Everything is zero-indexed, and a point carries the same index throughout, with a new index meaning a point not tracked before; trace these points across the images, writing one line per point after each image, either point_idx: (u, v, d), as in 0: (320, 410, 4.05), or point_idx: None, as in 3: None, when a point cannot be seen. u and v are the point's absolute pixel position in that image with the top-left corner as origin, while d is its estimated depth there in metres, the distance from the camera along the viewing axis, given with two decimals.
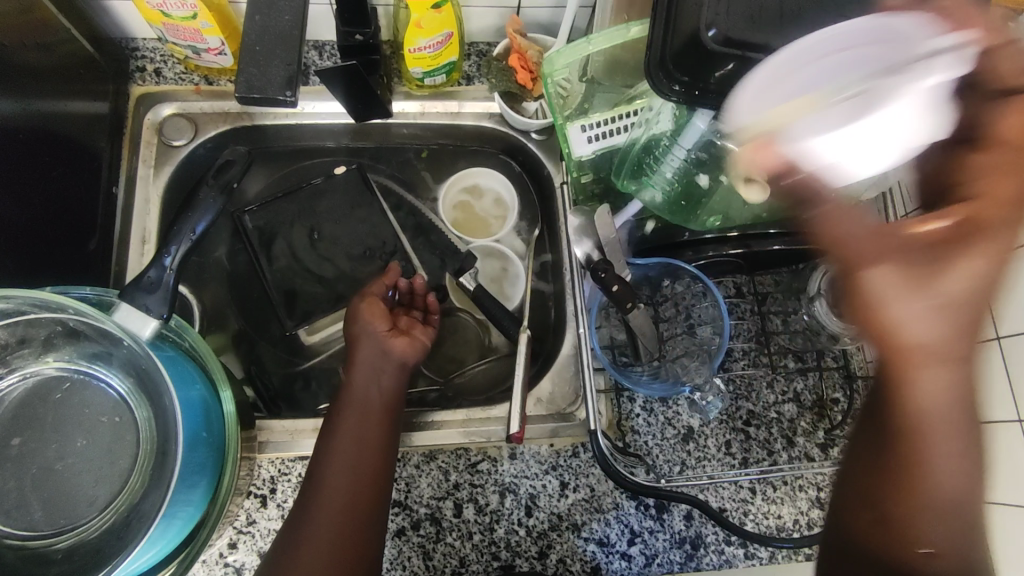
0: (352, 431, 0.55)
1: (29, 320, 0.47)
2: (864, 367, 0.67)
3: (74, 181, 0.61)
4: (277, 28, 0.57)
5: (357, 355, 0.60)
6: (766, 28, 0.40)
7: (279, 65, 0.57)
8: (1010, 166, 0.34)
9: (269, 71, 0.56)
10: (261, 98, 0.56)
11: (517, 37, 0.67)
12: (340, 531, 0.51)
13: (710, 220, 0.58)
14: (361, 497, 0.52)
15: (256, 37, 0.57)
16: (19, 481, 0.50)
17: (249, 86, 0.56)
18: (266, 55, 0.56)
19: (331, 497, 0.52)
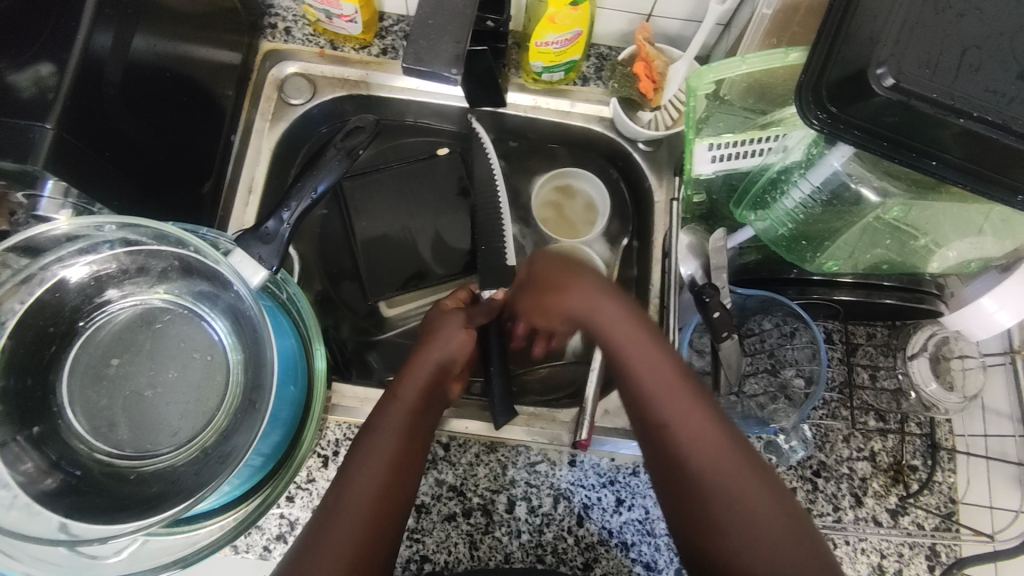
0: (410, 400, 0.56)
1: (150, 250, 0.50)
2: (950, 439, 0.64)
3: (202, 125, 0.62)
4: (451, 5, 0.55)
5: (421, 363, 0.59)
6: (943, 79, 0.36)
7: (449, 41, 0.54)
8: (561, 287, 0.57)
9: (436, 45, 0.54)
10: (427, 71, 0.54)
11: (642, 44, 0.67)
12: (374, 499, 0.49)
13: (828, 264, 0.54)
14: (397, 471, 0.52)
15: (430, 10, 0.54)
16: (111, 400, 0.52)
17: (416, 58, 0.54)
18: (438, 30, 0.54)
19: (387, 441, 0.53)
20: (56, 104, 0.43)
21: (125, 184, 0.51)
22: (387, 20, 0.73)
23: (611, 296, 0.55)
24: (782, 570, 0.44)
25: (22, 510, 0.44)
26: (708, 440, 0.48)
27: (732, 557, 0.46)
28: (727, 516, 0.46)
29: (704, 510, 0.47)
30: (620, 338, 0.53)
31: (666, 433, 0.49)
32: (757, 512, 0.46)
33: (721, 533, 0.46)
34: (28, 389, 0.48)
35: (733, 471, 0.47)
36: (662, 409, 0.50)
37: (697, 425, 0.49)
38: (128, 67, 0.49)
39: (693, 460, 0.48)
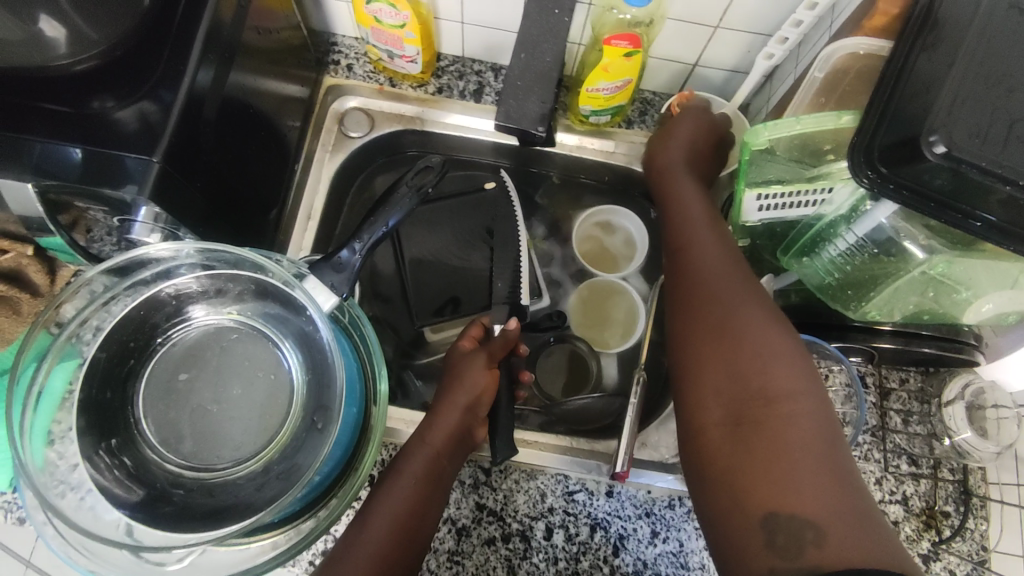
0: (434, 450, 0.57)
1: (228, 274, 0.53)
2: (983, 486, 0.65)
3: (273, 156, 0.66)
4: (539, 67, 0.58)
5: (448, 401, 0.60)
6: (993, 148, 0.39)
7: (536, 101, 0.57)
8: (692, 151, 0.65)
9: (524, 105, 0.57)
10: (515, 128, 0.57)
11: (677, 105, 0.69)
12: (378, 560, 0.51)
13: (873, 314, 0.55)
14: (407, 524, 0.53)
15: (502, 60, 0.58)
16: (179, 413, 0.54)
17: (505, 116, 0.57)
18: (526, 92, 0.57)
19: (402, 493, 0.54)
20: (161, 139, 0.47)
21: (209, 213, 0.54)
22: (444, 61, 0.78)
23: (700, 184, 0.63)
24: (776, 371, 0.46)
25: (88, 512, 0.48)
26: (724, 273, 0.52)
27: (732, 355, 0.47)
28: (732, 321, 0.49)
29: (713, 321, 0.50)
30: (686, 204, 0.61)
31: (693, 252, 0.56)
32: (762, 328, 0.48)
33: (732, 342, 0.48)
34: (108, 400, 0.51)
35: (750, 296, 0.50)
36: (693, 236, 0.57)
37: (722, 258, 0.54)
38: (220, 104, 0.53)
39: (703, 280, 0.53)
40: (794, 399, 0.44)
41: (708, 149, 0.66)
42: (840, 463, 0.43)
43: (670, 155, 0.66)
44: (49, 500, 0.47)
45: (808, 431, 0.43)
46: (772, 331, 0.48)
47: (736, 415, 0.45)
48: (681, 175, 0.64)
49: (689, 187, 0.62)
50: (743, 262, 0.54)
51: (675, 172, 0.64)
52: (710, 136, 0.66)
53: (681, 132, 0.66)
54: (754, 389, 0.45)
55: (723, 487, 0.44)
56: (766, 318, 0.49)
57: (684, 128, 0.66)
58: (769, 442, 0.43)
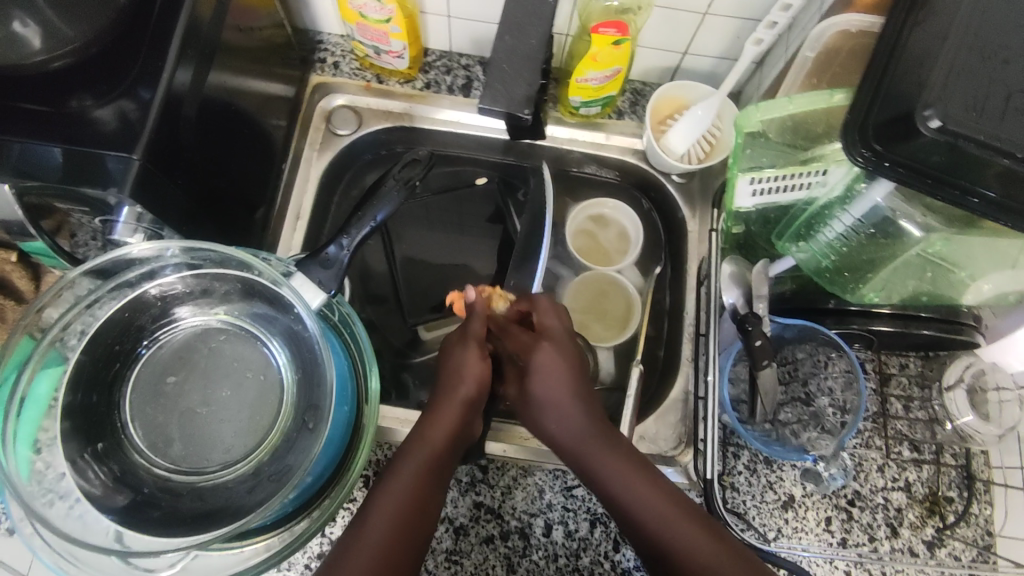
0: (434, 444, 0.55)
1: (214, 273, 0.52)
2: (986, 470, 0.64)
3: (259, 154, 0.65)
4: (522, 49, 0.57)
5: (446, 396, 0.58)
6: (989, 121, 0.38)
7: (522, 85, 0.57)
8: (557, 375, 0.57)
9: (510, 90, 0.56)
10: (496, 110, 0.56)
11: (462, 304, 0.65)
12: (389, 532, 0.50)
13: (869, 296, 0.56)
14: (408, 521, 0.51)
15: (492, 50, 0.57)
16: (167, 417, 0.53)
17: (490, 98, 0.56)
18: (512, 77, 0.57)
19: (399, 489, 0.52)
20: (141, 136, 0.46)
21: (193, 212, 0.53)
22: (431, 56, 0.77)
23: (552, 352, 0.58)
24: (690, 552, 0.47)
25: (79, 520, 0.47)
26: (615, 467, 0.52)
27: (652, 547, 0.49)
28: (645, 527, 0.49)
29: (626, 522, 0.51)
30: (545, 357, 0.57)
31: (551, 408, 0.56)
32: (654, 508, 0.50)
33: (643, 528, 0.50)
34: (94, 405, 0.50)
35: (642, 478, 0.51)
36: (551, 394, 0.56)
37: (602, 450, 0.53)
38: (201, 102, 0.51)
39: (627, 506, 0.51)
40: None
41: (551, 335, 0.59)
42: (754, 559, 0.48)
43: (546, 361, 0.57)
44: (37, 509, 0.45)
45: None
46: (655, 503, 0.50)
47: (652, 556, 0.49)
48: (536, 350, 0.58)
49: (552, 365, 0.57)
50: (598, 429, 0.54)
51: (527, 348, 0.59)
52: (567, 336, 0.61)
53: (542, 369, 0.57)
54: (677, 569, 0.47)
55: None
56: (655, 492, 0.50)
57: (551, 361, 0.57)
58: None
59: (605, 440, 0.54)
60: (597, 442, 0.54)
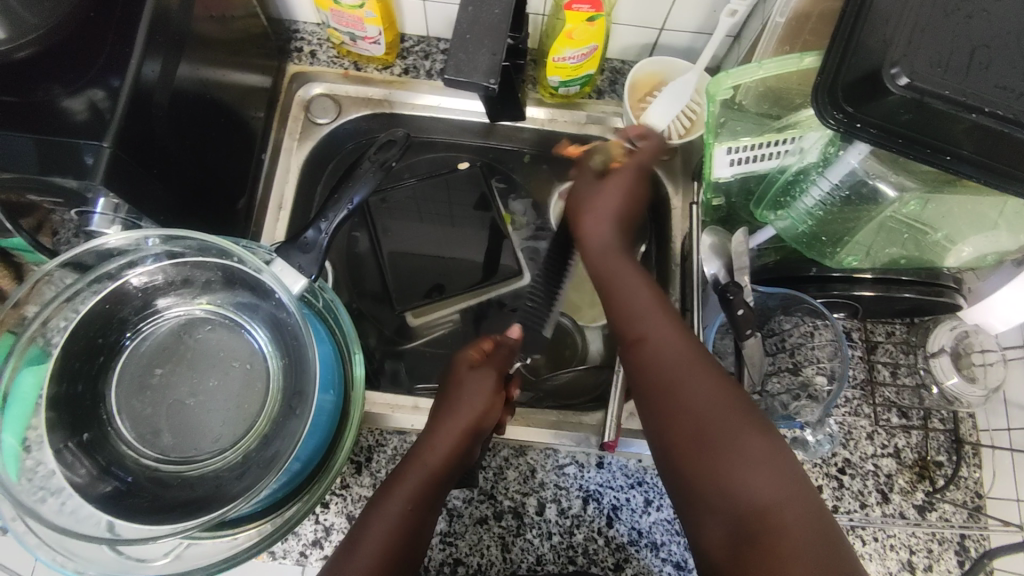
0: (430, 466, 0.53)
1: (194, 261, 0.52)
2: (974, 434, 0.64)
3: (237, 145, 0.65)
4: (485, 21, 0.57)
5: (446, 421, 0.56)
6: (954, 77, 0.39)
7: (485, 55, 0.57)
8: (622, 180, 0.59)
9: (473, 59, 0.56)
10: (468, 83, 0.56)
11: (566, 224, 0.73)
12: (377, 557, 0.49)
13: (849, 260, 0.56)
14: (395, 541, 0.50)
15: (467, 26, 0.57)
16: (155, 408, 0.53)
17: (456, 71, 0.56)
18: (475, 44, 0.57)
19: (390, 511, 0.51)
20: (112, 125, 0.45)
21: (170, 202, 0.53)
22: (408, 41, 0.77)
23: (612, 193, 0.59)
24: (706, 401, 0.47)
25: (71, 516, 0.46)
26: (627, 278, 0.56)
27: (676, 408, 0.48)
28: (667, 379, 0.49)
29: (653, 376, 0.50)
30: (594, 229, 0.59)
31: (609, 275, 0.57)
32: (699, 378, 0.48)
33: (666, 382, 0.49)
34: (79, 396, 0.50)
35: (668, 322, 0.52)
36: (614, 268, 0.57)
37: (645, 299, 0.54)
38: (173, 92, 0.51)
39: (657, 351, 0.51)
40: (732, 441, 0.45)
41: (639, 194, 0.60)
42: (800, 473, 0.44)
43: (609, 200, 0.59)
44: (30, 506, 0.45)
45: (755, 484, 0.43)
46: (693, 372, 0.48)
47: (671, 442, 0.47)
48: (613, 262, 0.57)
49: (598, 215, 0.59)
50: (657, 282, 0.56)
51: (602, 215, 0.59)
52: (644, 182, 0.60)
53: (597, 207, 0.59)
54: (696, 424, 0.46)
55: (682, 488, 0.46)
56: (681, 343, 0.50)
57: (609, 197, 0.59)
58: (700, 464, 0.45)
59: (632, 266, 0.57)
60: (630, 270, 0.56)
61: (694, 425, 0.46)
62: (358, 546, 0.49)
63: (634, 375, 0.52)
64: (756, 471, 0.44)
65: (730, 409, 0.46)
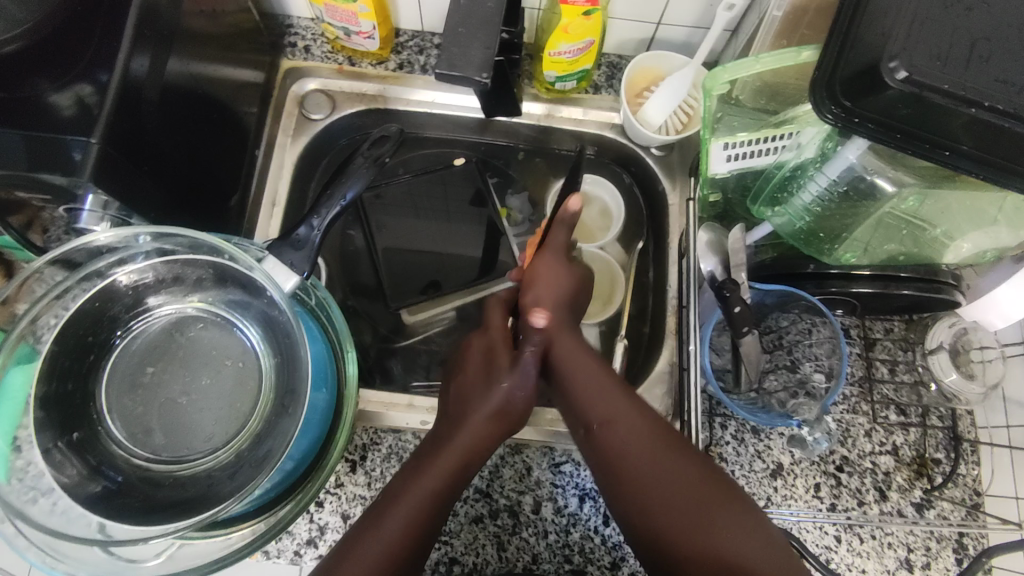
0: (463, 446, 0.57)
1: (185, 259, 0.51)
2: (973, 431, 0.64)
3: (230, 141, 0.64)
4: (478, 15, 0.57)
5: (477, 398, 0.60)
6: (953, 71, 0.38)
7: (479, 49, 0.56)
8: (580, 287, 0.66)
9: (466, 54, 0.56)
10: (460, 77, 0.55)
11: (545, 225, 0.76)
12: (407, 530, 0.51)
13: (847, 256, 0.56)
14: (425, 517, 0.53)
15: (459, 20, 0.56)
16: (146, 407, 0.53)
17: (449, 65, 0.55)
18: (470, 38, 0.56)
19: (422, 487, 0.54)
20: (100, 120, 0.45)
21: (161, 198, 0.52)
22: (403, 36, 0.76)
23: (559, 267, 0.65)
24: (678, 487, 0.51)
25: (61, 516, 0.46)
26: (578, 365, 0.59)
27: (649, 493, 0.52)
28: (638, 470, 0.53)
29: (619, 459, 0.54)
30: (547, 295, 0.63)
31: (563, 386, 0.59)
32: (664, 474, 0.52)
33: (636, 462, 0.53)
34: (69, 396, 0.50)
35: (629, 402, 0.56)
36: (548, 318, 0.63)
37: (606, 393, 0.57)
38: (162, 87, 0.51)
39: (622, 433, 0.55)
40: (708, 509, 0.50)
41: (582, 282, 0.66)
42: (772, 533, 0.50)
43: (563, 280, 0.64)
44: (20, 508, 0.45)
45: (722, 526, 0.49)
46: (657, 467, 0.52)
47: (647, 512, 0.51)
48: (564, 304, 0.64)
49: (550, 282, 0.64)
50: (593, 351, 0.61)
51: (557, 293, 0.64)
52: (581, 281, 0.66)
53: (546, 279, 0.64)
54: (670, 491, 0.51)
55: (654, 548, 0.51)
56: (656, 430, 0.54)
57: (549, 271, 0.65)
58: (675, 530, 0.50)
59: (596, 363, 0.60)
60: (589, 361, 0.60)
61: (675, 516, 0.50)
62: (384, 518, 0.52)
63: (595, 452, 0.56)
64: (729, 532, 0.49)
65: (693, 481, 0.51)
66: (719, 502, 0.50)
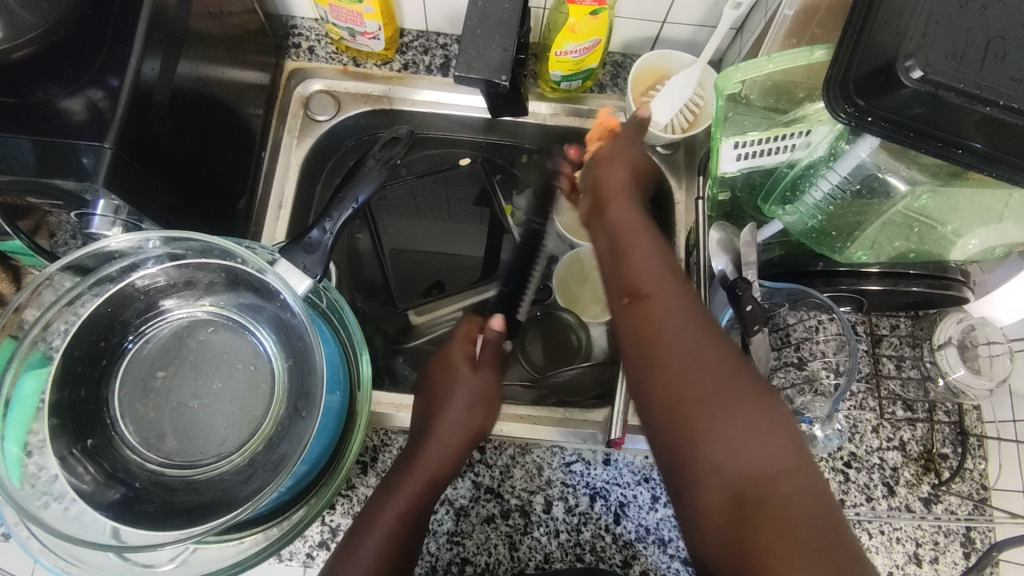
0: (429, 462, 0.55)
1: (196, 263, 0.51)
2: (979, 426, 0.65)
3: (237, 143, 0.64)
4: (485, 16, 0.57)
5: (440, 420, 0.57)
6: (969, 70, 0.38)
7: (487, 51, 0.56)
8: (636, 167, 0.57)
9: (474, 55, 0.56)
10: (476, 80, 0.56)
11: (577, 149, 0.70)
12: (378, 553, 0.50)
13: (858, 254, 0.56)
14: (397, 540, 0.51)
15: (476, 21, 0.57)
16: (158, 412, 0.53)
17: (468, 67, 0.56)
18: (487, 39, 0.56)
19: (390, 507, 0.52)
20: (113, 124, 0.45)
21: (171, 202, 0.52)
22: (407, 36, 0.76)
23: (628, 156, 0.57)
24: (697, 361, 0.44)
25: (75, 521, 0.46)
26: (641, 237, 0.51)
27: (666, 361, 0.45)
28: (664, 336, 0.45)
29: (648, 322, 0.46)
30: (614, 202, 0.54)
31: (608, 242, 0.52)
32: (690, 342, 0.45)
33: (660, 336, 0.45)
34: (82, 401, 0.49)
35: (671, 273, 0.48)
36: (612, 194, 0.54)
37: (647, 251, 0.50)
38: (173, 90, 0.50)
39: (658, 304, 0.46)
40: (725, 402, 0.43)
41: (642, 177, 0.57)
42: (807, 459, 0.42)
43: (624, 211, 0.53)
44: (33, 511, 0.45)
45: (741, 426, 0.42)
46: (686, 335, 0.45)
47: (657, 383, 0.45)
48: (616, 198, 0.54)
49: (617, 185, 0.55)
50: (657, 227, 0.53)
51: (610, 189, 0.55)
52: (645, 180, 0.58)
53: (614, 154, 0.57)
54: (688, 365, 0.44)
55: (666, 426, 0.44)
56: (690, 307, 0.46)
57: (616, 168, 0.56)
58: (689, 411, 0.43)
59: (650, 235, 0.51)
60: (643, 236, 0.51)
61: (688, 396, 0.43)
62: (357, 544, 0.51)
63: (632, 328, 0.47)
64: (753, 432, 0.42)
65: (720, 364, 0.44)
66: (749, 398, 0.43)
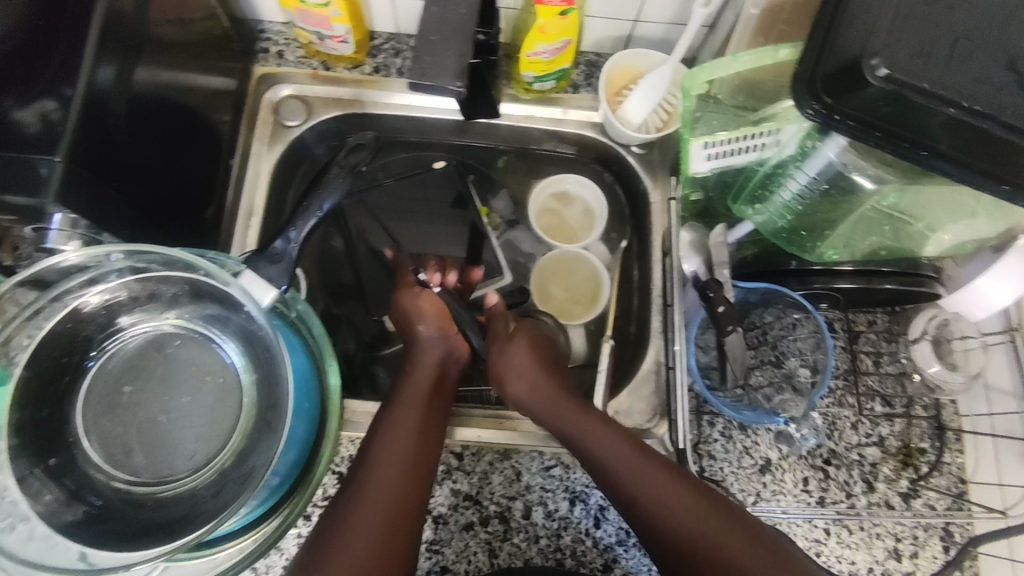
0: (407, 430, 0.56)
1: (159, 275, 0.50)
2: (956, 419, 0.65)
3: (204, 152, 0.63)
4: (451, 20, 0.56)
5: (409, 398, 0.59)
6: (934, 68, 0.38)
7: (454, 56, 0.55)
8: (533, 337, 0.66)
9: (440, 59, 0.55)
10: (433, 86, 0.55)
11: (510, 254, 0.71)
12: (379, 528, 0.49)
13: (828, 254, 0.57)
14: (392, 512, 0.51)
15: (431, 27, 0.56)
16: (125, 427, 0.52)
17: (422, 74, 0.55)
18: (439, 46, 0.55)
19: (378, 485, 0.52)
20: (65, 135, 0.43)
21: (132, 214, 0.51)
22: (377, 39, 0.75)
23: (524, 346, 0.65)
24: (674, 509, 0.52)
25: (42, 543, 0.45)
26: (567, 403, 0.60)
27: (655, 513, 0.52)
28: (641, 499, 0.53)
29: (626, 497, 0.54)
30: (520, 379, 0.63)
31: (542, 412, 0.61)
32: (662, 492, 0.53)
33: (638, 500, 0.53)
34: (44, 420, 0.48)
35: (612, 428, 0.58)
36: (511, 370, 0.63)
37: (604, 445, 0.56)
38: (130, 100, 0.49)
39: (614, 458, 0.56)
40: (698, 516, 0.51)
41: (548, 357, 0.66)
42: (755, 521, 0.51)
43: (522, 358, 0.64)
44: None
45: (707, 525, 0.51)
46: (657, 486, 0.53)
47: (649, 526, 0.53)
48: (532, 360, 0.64)
49: (533, 365, 0.63)
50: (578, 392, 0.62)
51: (526, 372, 0.63)
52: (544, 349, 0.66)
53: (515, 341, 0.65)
54: (666, 528, 0.52)
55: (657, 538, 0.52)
56: (642, 458, 0.55)
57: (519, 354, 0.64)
58: (684, 544, 0.51)
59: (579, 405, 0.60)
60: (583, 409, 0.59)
61: (682, 526, 0.51)
62: (349, 525, 0.49)
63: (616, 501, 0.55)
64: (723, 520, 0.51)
65: (689, 496, 0.52)
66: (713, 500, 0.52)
